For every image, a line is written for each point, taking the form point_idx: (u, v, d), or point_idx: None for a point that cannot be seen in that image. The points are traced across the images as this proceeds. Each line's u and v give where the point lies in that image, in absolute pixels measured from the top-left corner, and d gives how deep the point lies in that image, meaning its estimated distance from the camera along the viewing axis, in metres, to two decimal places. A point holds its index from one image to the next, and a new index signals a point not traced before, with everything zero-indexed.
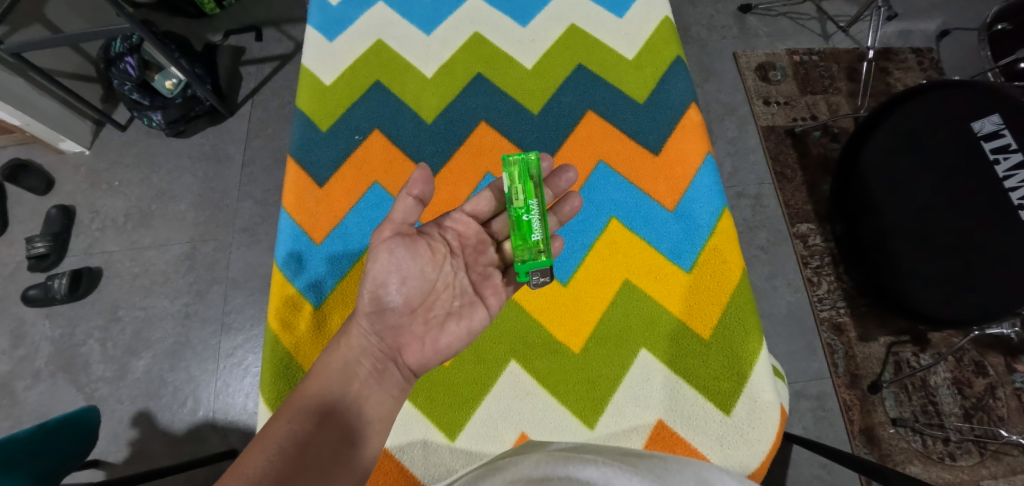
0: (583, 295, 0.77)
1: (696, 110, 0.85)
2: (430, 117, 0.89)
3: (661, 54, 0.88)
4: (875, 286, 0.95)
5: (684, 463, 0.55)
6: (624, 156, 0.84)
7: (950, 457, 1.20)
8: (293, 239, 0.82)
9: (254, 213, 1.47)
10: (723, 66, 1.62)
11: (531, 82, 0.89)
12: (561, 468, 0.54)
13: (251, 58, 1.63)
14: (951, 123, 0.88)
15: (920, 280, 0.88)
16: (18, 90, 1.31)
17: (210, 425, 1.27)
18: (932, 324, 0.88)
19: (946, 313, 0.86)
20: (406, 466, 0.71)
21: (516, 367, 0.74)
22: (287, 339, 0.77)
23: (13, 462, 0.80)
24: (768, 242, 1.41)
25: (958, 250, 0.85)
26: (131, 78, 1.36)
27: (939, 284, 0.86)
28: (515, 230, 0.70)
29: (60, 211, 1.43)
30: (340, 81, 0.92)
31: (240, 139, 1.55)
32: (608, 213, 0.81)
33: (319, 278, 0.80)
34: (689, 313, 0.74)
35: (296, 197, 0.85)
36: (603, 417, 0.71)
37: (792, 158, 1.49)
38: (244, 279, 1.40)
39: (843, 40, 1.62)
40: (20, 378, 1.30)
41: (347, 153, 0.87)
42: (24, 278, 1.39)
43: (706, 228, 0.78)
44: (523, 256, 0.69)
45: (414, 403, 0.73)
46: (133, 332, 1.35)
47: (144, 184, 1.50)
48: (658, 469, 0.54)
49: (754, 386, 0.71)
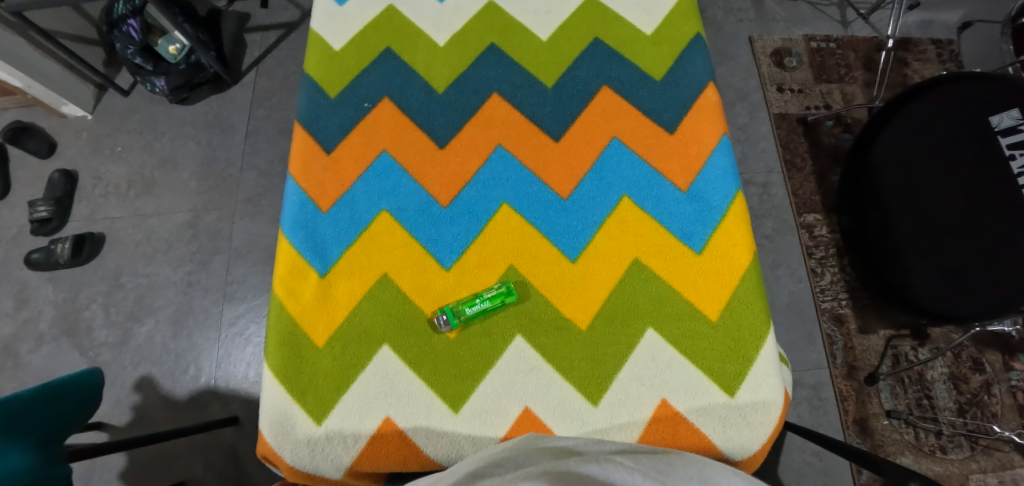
0: (590, 273, 0.74)
1: (714, 90, 0.83)
2: (440, 86, 0.85)
3: (680, 31, 0.86)
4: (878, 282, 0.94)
5: (688, 460, 0.55)
6: (639, 134, 0.81)
7: (941, 450, 1.20)
8: (298, 207, 0.78)
9: (256, 184, 1.46)
10: (738, 50, 1.58)
11: (545, 54, 0.86)
12: (562, 464, 0.54)
13: (256, 25, 1.60)
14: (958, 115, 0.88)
15: (921, 273, 0.88)
16: (18, 50, 1.28)
17: (211, 393, 1.28)
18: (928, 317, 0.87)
19: (944, 307, 0.85)
20: (409, 436, 0.67)
21: (522, 342, 0.71)
22: (292, 307, 0.73)
23: (15, 433, 0.77)
24: (773, 232, 1.40)
25: (954, 243, 0.85)
26: (134, 41, 1.35)
27: (940, 278, 0.86)
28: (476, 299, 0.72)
29: (63, 175, 1.42)
30: (348, 47, 0.87)
31: (245, 108, 1.53)
32: (619, 192, 0.78)
33: (326, 245, 0.76)
34: (698, 295, 0.73)
35: (302, 164, 0.81)
36: (607, 394, 0.68)
37: (802, 147, 1.47)
38: (247, 250, 1.40)
39: (862, 28, 1.59)
40: (24, 341, 1.31)
41: (355, 120, 0.83)
42: (26, 242, 1.39)
43: (718, 210, 0.76)
44: (456, 302, 0.72)
45: (417, 374, 0.69)
46: (136, 299, 1.35)
47: (147, 151, 1.48)
48: (660, 465, 0.54)
49: (760, 370, 0.69)
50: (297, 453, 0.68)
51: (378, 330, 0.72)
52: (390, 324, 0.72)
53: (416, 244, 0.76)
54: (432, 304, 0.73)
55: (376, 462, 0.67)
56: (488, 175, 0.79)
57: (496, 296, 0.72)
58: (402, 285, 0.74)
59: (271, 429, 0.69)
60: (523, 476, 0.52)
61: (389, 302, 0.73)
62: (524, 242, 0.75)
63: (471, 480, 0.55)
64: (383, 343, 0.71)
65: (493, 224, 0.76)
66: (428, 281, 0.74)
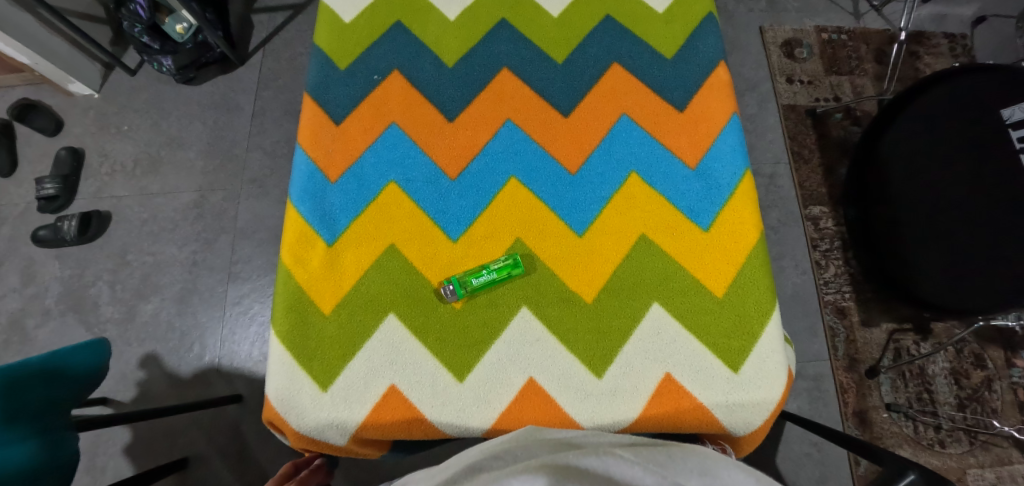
0: (597, 247, 0.74)
1: (725, 69, 0.83)
2: (451, 61, 0.85)
3: (693, 9, 0.86)
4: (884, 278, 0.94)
5: (689, 452, 0.54)
6: (648, 111, 0.81)
7: (939, 444, 1.21)
8: (306, 177, 0.79)
9: (262, 165, 1.46)
10: (748, 40, 1.57)
11: (556, 31, 0.86)
12: (561, 456, 0.53)
13: (264, 6, 1.59)
14: (969, 108, 0.87)
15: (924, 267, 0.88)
16: (27, 26, 1.28)
17: (216, 371, 1.30)
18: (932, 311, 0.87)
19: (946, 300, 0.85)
20: (414, 403, 0.68)
21: (528, 313, 0.71)
22: (300, 275, 0.74)
23: (18, 417, 0.76)
24: (778, 223, 1.39)
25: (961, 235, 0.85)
26: (141, 20, 1.33)
27: (946, 272, 0.85)
28: (483, 270, 0.72)
29: (69, 152, 1.43)
30: (359, 20, 0.87)
31: (251, 89, 1.52)
32: (628, 168, 0.78)
33: (334, 214, 0.76)
34: (704, 271, 0.73)
35: (312, 134, 0.81)
36: (611, 367, 0.69)
37: (810, 139, 1.46)
38: (252, 230, 1.40)
39: (875, 20, 1.58)
40: (30, 315, 1.32)
41: (365, 93, 0.83)
42: (33, 218, 1.40)
43: (726, 188, 0.76)
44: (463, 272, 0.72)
45: (424, 342, 0.70)
46: (141, 277, 1.36)
47: (153, 130, 1.49)
48: (660, 456, 0.54)
49: (764, 347, 0.70)
50: (303, 417, 0.68)
51: (384, 299, 0.72)
52: (396, 292, 0.72)
53: (424, 216, 0.76)
54: (439, 275, 0.73)
55: (380, 428, 0.68)
56: (497, 148, 0.79)
57: (502, 268, 0.72)
58: (409, 255, 0.74)
59: (277, 393, 0.70)
60: (522, 469, 0.51)
61: (396, 272, 0.73)
62: (532, 215, 0.76)
63: (470, 474, 0.55)
64: (390, 312, 0.71)
65: (501, 197, 0.77)
66: (435, 251, 0.74)
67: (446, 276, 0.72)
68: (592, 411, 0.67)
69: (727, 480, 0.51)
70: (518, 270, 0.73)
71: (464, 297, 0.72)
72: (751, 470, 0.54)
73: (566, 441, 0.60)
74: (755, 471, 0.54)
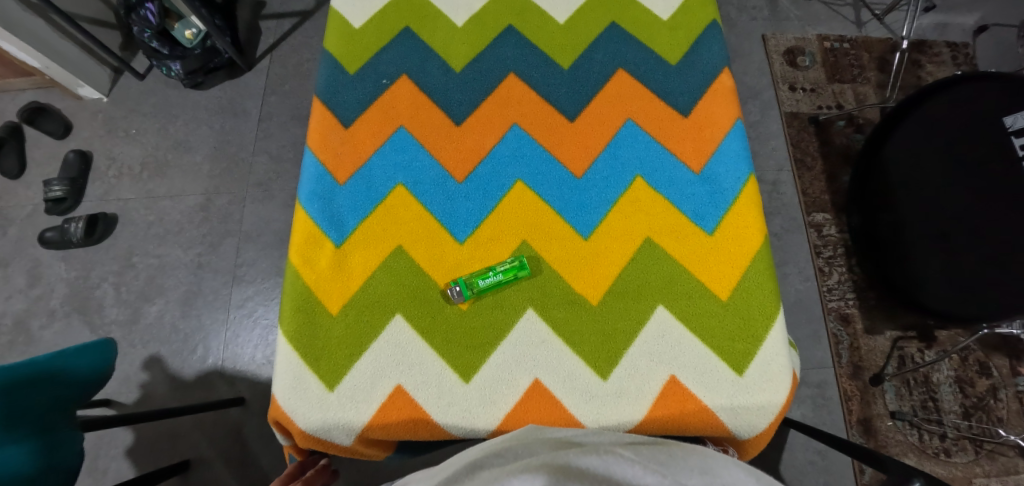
0: (603, 250, 0.75)
1: (729, 75, 0.83)
2: (458, 65, 0.86)
3: (695, 17, 0.87)
4: (889, 285, 0.94)
5: (690, 451, 0.55)
6: (652, 116, 0.82)
7: (945, 453, 1.20)
8: (316, 178, 0.79)
9: (268, 169, 1.47)
10: (750, 48, 1.58)
11: (561, 37, 0.87)
12: (561, 456, 0.53)
13: (272, 13, 1.61)
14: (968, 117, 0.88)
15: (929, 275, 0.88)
16: (39, 31, 1.30)
17: (219, 373, 1.30)
18: (938, 318, 0.87)
19: (949, 309, 0.85)
20: (419, 403, 0.68)
21: (533, 315, 0.72)
22: (307, 274, 0.74)
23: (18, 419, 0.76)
24: (781, 229, 1.40)
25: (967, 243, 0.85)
26: (151, 25, 1.37)
27: (950, 280, 0.85)
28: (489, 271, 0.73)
29: (77, 155, 1.44)
30: (368, 25, 0.88)
31: (258, 94, 1.54)
32: (632, 171, 0.79)
33: (342, 216, 0.77)
34: (709, 275, 0.73)
35: (320, 137, 0.82)
36: (615, 368, 0.69)
37: (813, 146, 1.47)
38: (257, 233, 1.41)
39: (877, 29, 1.59)
40: (35, 316, 1.33)
41: (373, 97, 0.84)
42: (41, 220, 1.41)
43: (730, 192, 0.77)
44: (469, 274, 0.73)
45: (431, 343, 0.71)
46: (146, 279, 1.37)
47: (161, 133, 1.50)
48: (660, 456, 0.54)
49: (768, 351, 0.70)
50: (309, 417, 0.69)
51: (392, 299, 0.73)
52: (404, 293, 0.73)
53: (431, 218, 0.77)
54: (447, 278, 0.74)
55: (385, 428, 0.68)
56: (504, 152, 0.80)
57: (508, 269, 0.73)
58: (416, 257, 0.75)
59: (284, 392, 0.70)
60: (522, 469, 0.51)
61: (402, 273, 0.74)
62: (538, 218, 0.76)
63: (472, 472, 0.55)
64: (397, 312, 0.72)
65: (507, 200, 0.77)
66: (442, 252, 0.75)
67: (454, 278, 0.73)
68: (596, 413, 0.67)
69: (728, 480, 0.51)
70: (523, 272, 0.74)
71: (471, 298, 0.72)
72: (753, 471, 0.54)
73: (567, 441, 0.61)
74: (756, 471, 0.54)
